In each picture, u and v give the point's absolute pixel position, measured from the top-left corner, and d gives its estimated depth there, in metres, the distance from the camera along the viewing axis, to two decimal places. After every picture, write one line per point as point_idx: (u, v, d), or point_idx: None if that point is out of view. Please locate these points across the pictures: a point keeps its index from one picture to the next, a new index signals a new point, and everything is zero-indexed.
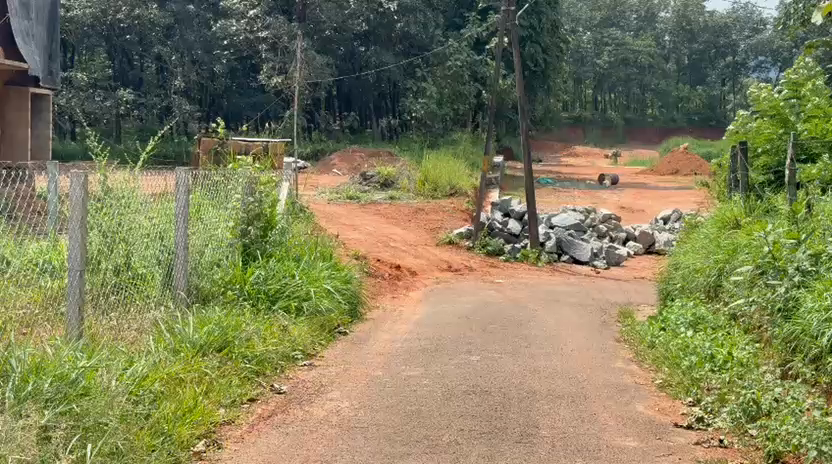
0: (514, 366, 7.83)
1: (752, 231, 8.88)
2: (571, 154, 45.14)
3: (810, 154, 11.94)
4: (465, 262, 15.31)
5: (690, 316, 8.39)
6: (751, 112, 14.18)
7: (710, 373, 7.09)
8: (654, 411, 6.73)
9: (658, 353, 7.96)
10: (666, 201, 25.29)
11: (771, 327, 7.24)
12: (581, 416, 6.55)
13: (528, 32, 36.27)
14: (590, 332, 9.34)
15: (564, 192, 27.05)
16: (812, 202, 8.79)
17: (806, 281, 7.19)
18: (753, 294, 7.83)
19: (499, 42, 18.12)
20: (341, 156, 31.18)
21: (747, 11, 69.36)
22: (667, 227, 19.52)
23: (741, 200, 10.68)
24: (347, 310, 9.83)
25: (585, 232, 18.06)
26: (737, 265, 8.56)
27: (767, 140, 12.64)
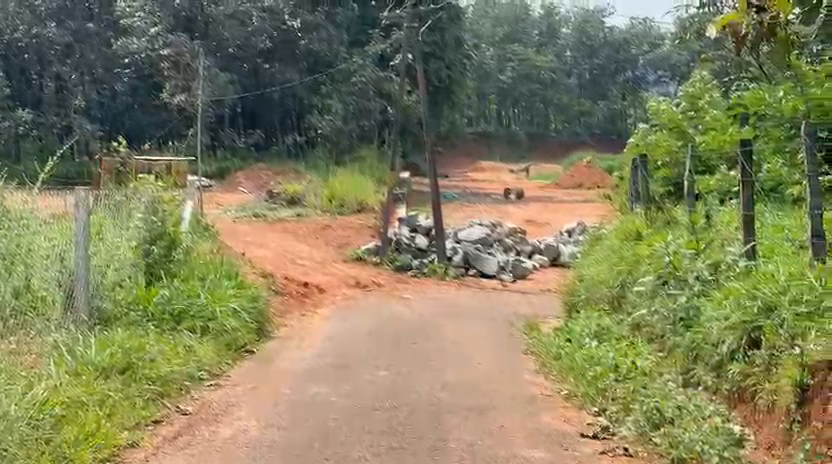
0: (422, 381, 7.85)
1: (653, 242, 9.05)
2: (477, 169, 45.43)
3: (706, 165, 12.20)
4: (373, 278, 15.30)
5: (595, 328, 8.51)
6: (650, 126, 14.45)
7: (614, 383, 7.19)
8: (560, 422, 6.80)
9: (564, 365, 8.05)
10: (571, 215, 25.62)
11: (673, 335, 7.36)
12: (487, 429, 6.58)
13: (432, 48, 36.52)
14: (497, 344, 9.41)
15: (470, 207, 27.22)
16: (710, 212, 8.98)
17: (706, 290, 7.33)
18: (655, 303, 7.95)
19: (402, 59, 18.29)
20: (246, 174, 30.96)
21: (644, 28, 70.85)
22: (572, 239, 19.78)
23: (642, 212, 10.89)
24: (254, 328, 9.76)
25: (492, 246, 18.21)
26: (640, 275, 8.69)
27: (667, 153, 12.94)
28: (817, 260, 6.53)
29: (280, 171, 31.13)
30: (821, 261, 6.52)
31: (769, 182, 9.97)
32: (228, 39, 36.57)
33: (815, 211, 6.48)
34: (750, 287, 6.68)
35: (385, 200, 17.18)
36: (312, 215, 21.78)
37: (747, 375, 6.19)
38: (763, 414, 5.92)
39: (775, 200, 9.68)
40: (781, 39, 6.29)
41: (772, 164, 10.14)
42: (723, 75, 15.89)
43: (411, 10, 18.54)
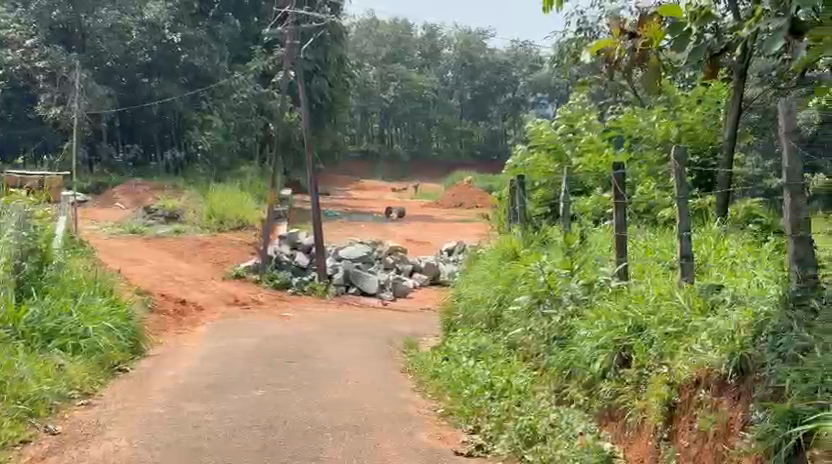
0: (298, 400, 7.81)
1: (529, 262, 9.21)
2: (359, 187, 45.48)
3: (582, 187, 12.43)
4: (252, 295, 15.20)
5: (471, 346, 8.62)
6: (528, 147, 14.70)
7: (489, 401, 7.29)
8: (435, 440, 6.86)
9: (440, 383, 8.12)
10: (451, 234, 25.85)
11: (547, 353, 7.47)
12: (363, 447, 6.60)
13: (314, 66, 36.53)
14: (375, 362, 9.45)
15: (351, 225, 27.27)
16: (585, 233, 9.18)
17: (578, 310, 7.48)
18: (530, 322, 8.06)
19: (283, 76, 18.27)
20: (124, 189, 30.45)
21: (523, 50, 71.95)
22: (452, 258, 20.01)
23: (518, 230, 11.15)
24: (128, 347, 9.62)
25: (372, 263, 18.33)
26: (516, 295, 8.83)
27: (545, 174, 13.26)
28: (685, 281, 6.72)
29: (160, 186, 30.71)
30: (690, 281, 6.71)
31: (641, 204, 10.22)
32: (107, 51, 35.07)
33: (684, 234, 6.68)
34: (621, 307, 6.83)
35: (265, 217, 17.08)
36: (190, 232, 21.54)
37: (617, 393, 6.32)
38: (632, 432, 6.04)
39: (647, 222, 9.91)
40: (652, 64, 6.47)
41: (643, 187, 10.40)
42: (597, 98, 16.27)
43: (293, 26, 18.52)
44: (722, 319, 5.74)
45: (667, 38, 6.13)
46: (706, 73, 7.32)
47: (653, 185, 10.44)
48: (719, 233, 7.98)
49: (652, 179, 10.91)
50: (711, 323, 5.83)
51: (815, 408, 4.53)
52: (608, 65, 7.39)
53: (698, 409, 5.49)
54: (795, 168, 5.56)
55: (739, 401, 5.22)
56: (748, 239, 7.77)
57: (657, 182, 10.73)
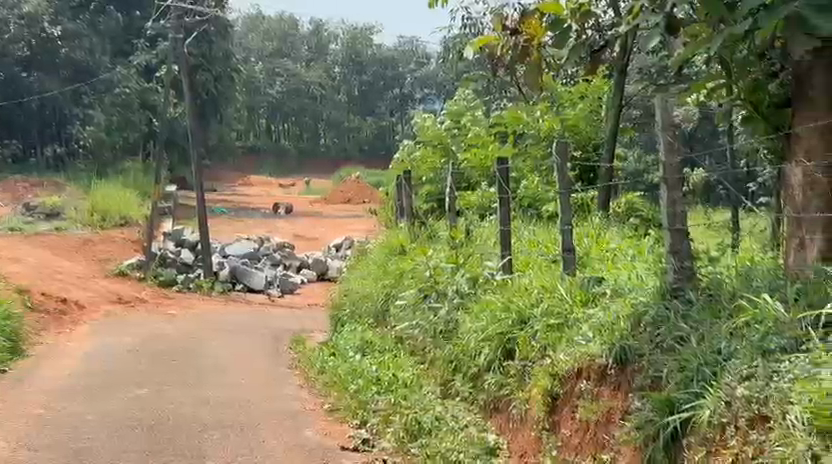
0: (182, 398, 7.72)
1: (415, 257, 9.27)
2: (247, 183, 45.10)
3: (469, 182, 12.53)
4: (136, 293, 14.98)
5: (358, 342, 8.63)
6: (415, 142, 14.76)
7: (375, 395, 7.29)
8: (321, 435, 6.83)
9: (327, 378, 8.10)
10: (339, 230, 25.83)
11: (433, 347, 7.52)
12: (248, 444, 6.55)
13: (199, 61, 36.12)
14: (262, 359, 9.39)
15: (239, 221, 27.07)
16: (470, 227, 9.26)
17: (463, 303, 7.54)
18: (416, 317, 8.11)
19: (166, 70, 18.04)
20: (3, 186, 29.71)
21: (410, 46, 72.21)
22: (340, 254, 20.01)
23: (405, 225, 11.20)
24: (7, 347, 9.39)
25: (259, 260, 18.22)
26: (403, 289, 8.87)
27: (431, 170, 13.36)
28: (568, 274, 6.83)
29: (41, 183, 30.05)
30: (572, 273, 6.83)
31: (526, 199, 10.35)
32: None
33: (566, 228, 6.79)
34: (505, 299, 6.91)
35: (150, 213, 16.84)
36: (72, 229, 21.14)
37: (502, 385, 6.39)
38: (516, 423, 6.11)
39: (531, 216, 10.04)
40: (534, 60, 6.57)
41: (528, 182, 10.52)
42: (481, 95, 16.41)
43: (175, 20, 18.30)
44: (603, 311, 5.85)
45: (547, 34, 6.23)
46: (587, 69, 7.46)
47: (537, 180, 10.58)
48: (600, 226, 8.13)
49: (537, 174, 11.05)
50: (592, 315, 5.94)
51: (691, 396, 4.64)
52: (491, 61, 7.48)
53: (579, 399, 5.58)
54: (671, 162, 5.70)
55: (618, 391, 5.32)
56: (628, 233, 7.92)
57: (541, 177, 10.88)
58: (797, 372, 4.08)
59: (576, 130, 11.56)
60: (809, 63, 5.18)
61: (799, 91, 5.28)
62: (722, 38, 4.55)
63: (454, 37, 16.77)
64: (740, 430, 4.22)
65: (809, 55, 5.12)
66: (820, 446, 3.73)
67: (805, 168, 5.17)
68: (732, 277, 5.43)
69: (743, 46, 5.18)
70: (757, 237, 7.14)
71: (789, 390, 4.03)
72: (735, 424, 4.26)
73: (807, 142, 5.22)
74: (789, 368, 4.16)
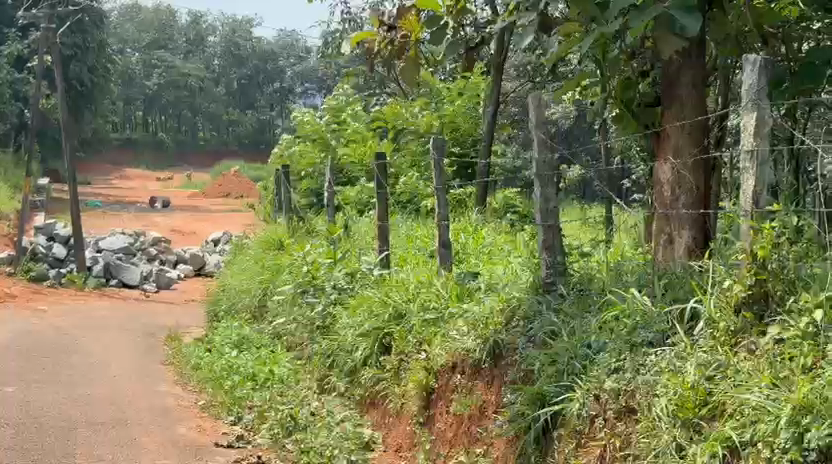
0: (53, 395, 7.55)
1: (293, 252, 9.23)
2: (123, 177, 44.29)
3: (347, 177, 12.52)
4: (6, 289, 14.59)
5: (234, 337, 8.54)
6: (293, 137, 14.71)
7: (251, 391, 7.23)
8: (195, 432, 6.74)
9: (201, 374, 8.00)
10: (218, 224, 25.58)
11: (310, 342, 7.50)
12: (120, 442, 6.43)
13: (73, 51, 35.31)
14: (136, 356, 9.24)
15: (114, 215, 26.59)
16: (348, 222, 9.26)
17: (341, 298, 7.54)
18: (294, 312, 8.09)
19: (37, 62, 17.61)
20: None
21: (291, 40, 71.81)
22: (218, 248, 19.81)
23: (283, 220, 11.14)
24: None
25: (135, 255, 17.93)
26: (280, 284, 8.83)
27: (310, 164, 13.31)
28: (444, 269, 6.88)
29: None
30: (449, 269, 6.87)
31: (404, 194, 10.39)
32: None
33: (443, 223, 6.84)
34: (383, 294, 6.93)
35: (20, 207, 16.42)
36: None
37: (378, 380, 6.41)
38: (392, 417, 6.14)
39: (410, 211, 10.09)
40: (411, 55, 6.60)
41: (407, 178, 10.57)
42: (360, 90, 16.43)
43: (47, 11, 17.88)
44: (478, 305, 5.91)
45: (424, 29, 6.26)
46: (464, 65, 7.53)
47: (416, 175, 10.63)
48: (477, 221, 8.21)
49: (416, 169, 11.11)
50: (467, 309, 5.99)
51: (562, 388, 4.72)
52: (368, 55, 7.50)
53: (454, 393, 5.63)
54: (545, 159, 5.79)
55: (492, 385, 5.37)
56: (504, 228, 8.02)
57: (419, 173, 10.94)
58: (662, 365, 4.19)
59: (454, 125, 11.66)
60: (677, 64, 5.35)
61: (668, 91, 5.43)
62: (592, 36, 4.66)
63: (333, 32, 16.75)
64: (608, 422, 4.30)
65: (676, 55, 5.27)
66: (685, 435, 3.83)
67: (673, 166, 5.30)
68: (603, 272, 5.53)
69: (613, 44, 5.30)
70: (627, 233, 7.29)
71: (655, 382, 4.13)
72: (604, 415, 4.35)
73: (674, 140, 5.36)
74: (655, 360, 4.27)
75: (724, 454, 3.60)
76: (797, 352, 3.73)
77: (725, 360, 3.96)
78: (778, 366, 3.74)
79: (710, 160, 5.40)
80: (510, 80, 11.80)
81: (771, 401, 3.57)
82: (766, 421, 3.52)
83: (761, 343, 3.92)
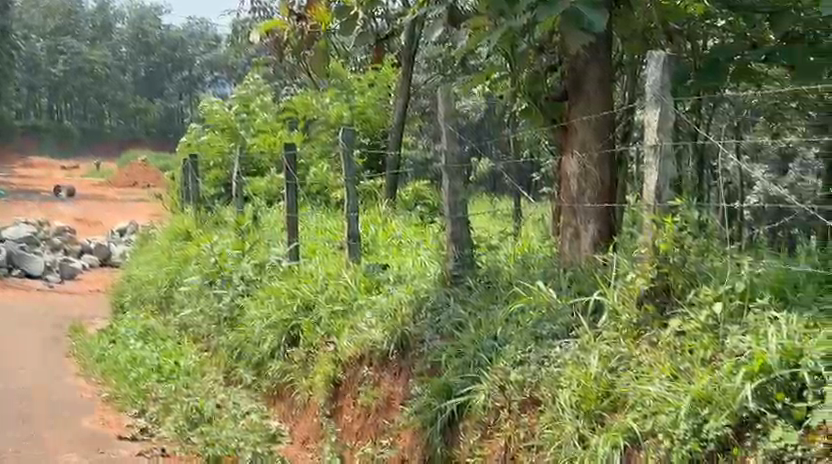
0: None
1: (200, 243, 9.16)
2: (26, 164, 43.38)
3: (257, 167, 12.44)
4: None
5: (140, 329, 8.42)
6: (201, 127, 14.58)
7: (156, 383, 7.09)
8: (98, 426, 6.53)
9: (105, 367, 7.85)
10: (124, 214, 25.24)
11: (217, 334, 7.43)
12: (21, 435, 6.28)
13: None
14: (38, 348, 9.06)
15: (17, 204, 26.06)
16: (256, 213, 9.21)
17: (249, 290, 7.49)
18: (200, 303, 8.01)
19: None
20: None
21: (201, 28, 71.07)
22: (123, 239, 19.54)
23: (190, 211, 11.02)
24: None
25: (38, 244, 17.61)
26: (187, 275, 8.74)
27: (219, 154, 13.21)
28: (353, 261, 6.87)
29: None
30: (357, 260, 6.87)
31: (314, 186, 10.37)
32: None
33: (352, 215, 6.83)
34: (290, 286, 6.90)
35: None
36: None
37: (285, 372, 6.39)
38: (299, 410, 6.13)
39: (319, 203, 10.06)
40: (320, 46, 6.58)
41: (317, 169, 10.55)
42: (269, 81, 16.35)
43: None
44: (386, 297, 5.92)
45: (334, 21, 6.25)
46: (374, 57, 7.54)
47: (326, 166, 10.61)
48: (386, 213, 8.22)
49: (326, 160, 11.08)
50: (375, 301, 6.00)
51: (468, 380, 4.75)
52: (277, 46, 7.47)
53: (361, 386, 5.62)
54: (453, 151, 5.82)
55: (398, 377, 5.38)
56: (413, 220, 8.05)
57: (329, 163, 10.92)
58: (566, 357, 4.24)
59: (364, 117, 11.66)
60: (584, 60, 5.41)
61: (574, 86, 5.49)
62: (499, 32, 4.70)
63: (242, 22, 16.64)
64: (513, 413, 4.33)
65: (584, 51, 5.33)
66: (587, 427, 3.87)
67: (580, 159, 5.37)
68: (509, 265, 5.57)
69: (521, 39, 5.35)
70: (534, 227, 7.37)
71: (559, 373, 4.17)
72: (508, 407, 4.37)
73: (581, 135, 5.43)
74: (559, 353, 4.31)
75: (625, 445, 3.65)
76: (697, 345, 3.80)
77: (628, 352, 4.02)
78: (679, 358, 3.81)
79: (616, 154, 5.48)
80: (420, 72, 11.84)
81: (672, 394, 3.62)
82: (666, 412, 3.58)
83: (663, 336, 3.98)
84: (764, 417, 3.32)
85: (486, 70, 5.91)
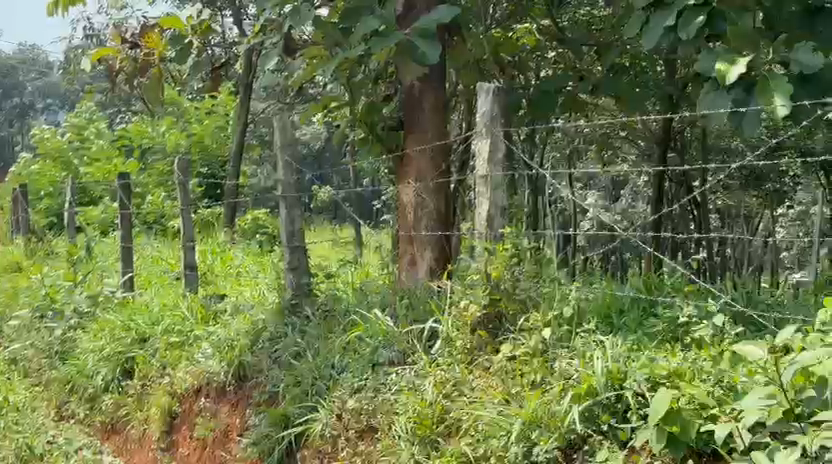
0: None
1: (31, 274, 8.87)
2: None
3: (91, 197, 12.16)
4: None
5: None
6: (32, 156, 14.19)
7: None
8: None
9: None
10: None
11: (47, 368, 7.14)
12: None
13: None
14: None
15: None
16: (90, 243, 8.99)
17: (83, 323, 7.30)
18: (31, 337, 7.73)
19: None
20: None
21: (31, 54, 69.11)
22: None
23: (21, 241, 10.66)
24: None
25: None
26: (17, 308, 8.43)
27: (51, 184, 12.88)
28: (189, 291, 6.80)
29: None
30: (194, 291, 6.80)
31: (150, 215, 10.22)
32: None
33: (188, 245, 6.76)
34: (125, 317, 6.77)
35: None
36: None
37: (119, 405, 6.15)
38: (134, 444, 5.88)
39: (155, 233, 9.89)
40: (155, 75, 6.51)
41: (153, 198, 10.39)
42: (103, 109, 16.07)
43: None
44: (223, 328, 5.88)
45: (169, 49, 6.21)
46: (209, 86, 7.49)
47: (163, 195, 10.47)
48: (225, 243, 8.15)
49: (163, 189, 10.93)
50: (213, 333, 5.97)
51: (307, 409, 4.72)
52: (109, 74, 7.35)
53: (198, 417, 5.47)
54: (290, 181, 5.81)
55: (236, 408, 5.31)
56: (252, 250, 8.00)
57: (167, 192, 10.77)
58: (402, 383, 4.29)
59: (202, 145, 11.57)
60: (419, 89, 5.51)
61: (410, 115, 5.57)
62: (336, 62, 4.71)
63: (73, 50, 16.33)
64: (351, 440, 4.32)
65: (418, 79, 5.42)
66: (422, 452, 3.90)
67: (415, 188, 5.43)
68: (348, 293, 5.61)
69: (357, 68, 5.38)
70: (374, 254, 7.42)
71: (395, 401, 4.23)
72: (346, 436, 4.37)
73: (417, 162, 5.49)
74: (396, 379, 4.37)
75: None
76: (527, 369, 3.89)
77: (461, 377, 4.09)
78: (511, 383, 3.90)
79: (451, 183, 5.57)
80: (257, 101, 11.82)
81: (504, 417, 3.70)
82: (499, 436, 3.64)
83: (495, 361, 4.05)
84: (591, 438, 3.42)
85: (324, 99, 5.97)
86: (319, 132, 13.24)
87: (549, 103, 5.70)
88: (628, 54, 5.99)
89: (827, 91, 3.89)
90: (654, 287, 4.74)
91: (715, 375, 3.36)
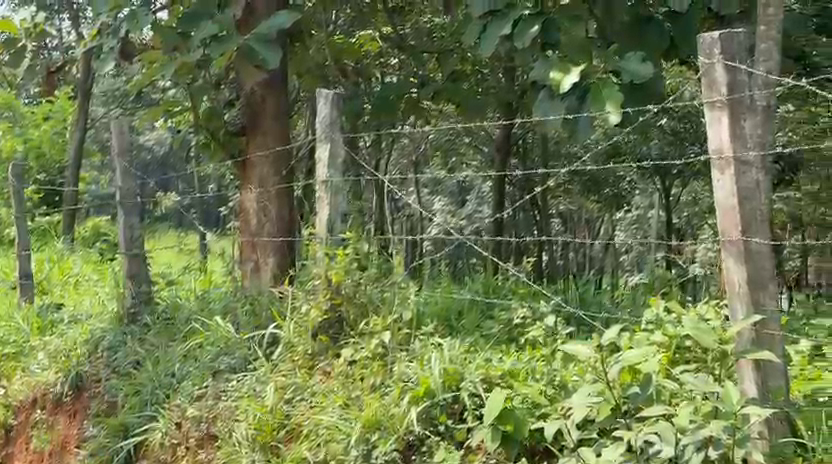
0: None
1: None
2: None
3: None
4: None
5: None
6: None
7: None
8: None
9: None
10: None
11: None
12: None
13: None
14: None
15: None
16: None
17: None
18: None
19: None
20: None
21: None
22: None
23: None
24: None
25: None
26: None
27: None
28: (25, 300, 6.62)
29: None
30: (30, 300, 6.61)
31: None
32: None
33: (23, 253, 6.59)
34: None
35: None
36: None
37: None
38: None
39: None
40: None
41: None
42: None
43: None
44: (59, 338, 5.74)
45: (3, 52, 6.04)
46: (44, 90, 7.30)
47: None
48: (63, 250, 7.95)
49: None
50: (49, 342, 5.81)
51: (144, 419, 4.64)
52: None
53: (34, 429, 5.29)
54: (129, 187, 5.74)
55: (73, 418, 5.16)
56: (92, 257, 7.83)
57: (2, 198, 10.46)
58: (243, 390, 4.27)
59: (40, 151, 11.28)
60: (260, 94, 5.49)
61: (251, 120, 5.54)
62: (174, 66, 4.65)
63: None
64: (191, 449, 4.27)
65: (259, 84, 5.41)
66: (264, 458, 3.88)
67: (259, 196, 5.42)
68: (188, 301, 5.56)
69: (198, 73, 5.33)
70: (217, 260, 7.35)
71: (236, 407, 4.19)
72: (186, 444, 4.31)
73: (259, 169, 5.47)
74: (236, 386, 4.35)
75: None
76: (368, 372, 3.93)
77: (302, 383, 4.10)
78: (350, 387, 3.92)
79: (293, 189, 5.57)
80: (97, 105, 11.61)
81: (344, 421, 3.71)
82: (339, 439, 3.65)
83: (336, 365, 4.07)
84: (429, 439, 3.48)
85: (164, 104, 5.89)
86: (163, 138, 13.07)
87: (390, 109, 5.72)
88: (467, 61, 6.10)
89: (650, 101, 4.04)
90: (492, 290, 4.84)
91: (548, 376, 3.47)
